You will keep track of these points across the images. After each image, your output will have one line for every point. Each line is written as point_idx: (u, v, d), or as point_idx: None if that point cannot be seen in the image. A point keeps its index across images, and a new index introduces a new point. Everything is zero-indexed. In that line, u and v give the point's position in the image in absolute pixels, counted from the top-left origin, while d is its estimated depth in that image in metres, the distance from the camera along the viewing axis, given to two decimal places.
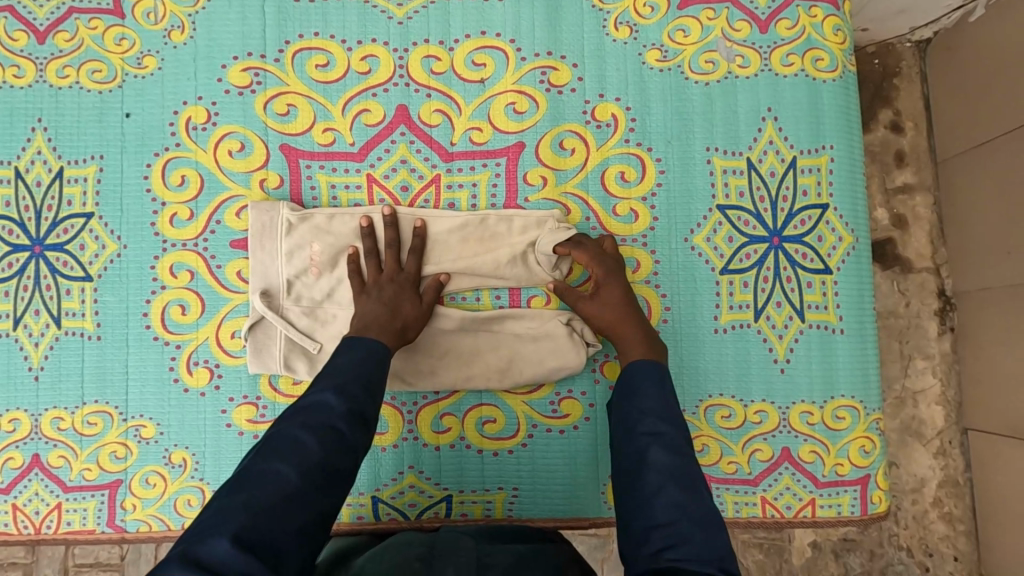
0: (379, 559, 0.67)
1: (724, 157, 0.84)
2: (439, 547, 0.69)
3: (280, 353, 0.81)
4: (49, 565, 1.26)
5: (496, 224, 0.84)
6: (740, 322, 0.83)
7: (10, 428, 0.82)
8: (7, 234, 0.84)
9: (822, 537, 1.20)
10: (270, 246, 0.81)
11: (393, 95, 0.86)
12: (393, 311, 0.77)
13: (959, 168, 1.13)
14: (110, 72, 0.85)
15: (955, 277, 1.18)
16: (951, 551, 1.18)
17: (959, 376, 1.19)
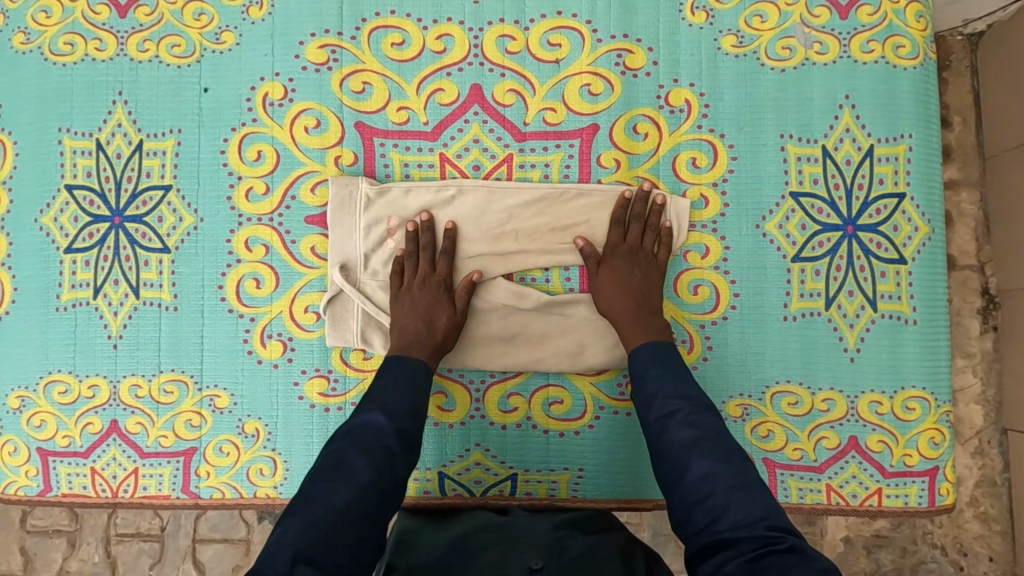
0: (460, 546, 0.70)
1: (798, 145, 0.83)
2: (517, 535, 0.72)
3: (359, 326, 0.83)
4: (94, 532, 1.30)
5: (574, 199, 0.84)
6: (810, 310, 0.82)
7: (89, 394, 0.84)
8: (87, 205, 0.85)
9: (855, 533, 1.20)
10: (348, 219, 0.83)
11: (467, 75, 0.86)
12: (433, 325, 0.79)
13: (1005, 166, 1.12)
14: (188, 46, 0.86)
15: (999, 275, 1.16)
16: (986, 551, 1.18)
17: (1000, 375, 1.17)
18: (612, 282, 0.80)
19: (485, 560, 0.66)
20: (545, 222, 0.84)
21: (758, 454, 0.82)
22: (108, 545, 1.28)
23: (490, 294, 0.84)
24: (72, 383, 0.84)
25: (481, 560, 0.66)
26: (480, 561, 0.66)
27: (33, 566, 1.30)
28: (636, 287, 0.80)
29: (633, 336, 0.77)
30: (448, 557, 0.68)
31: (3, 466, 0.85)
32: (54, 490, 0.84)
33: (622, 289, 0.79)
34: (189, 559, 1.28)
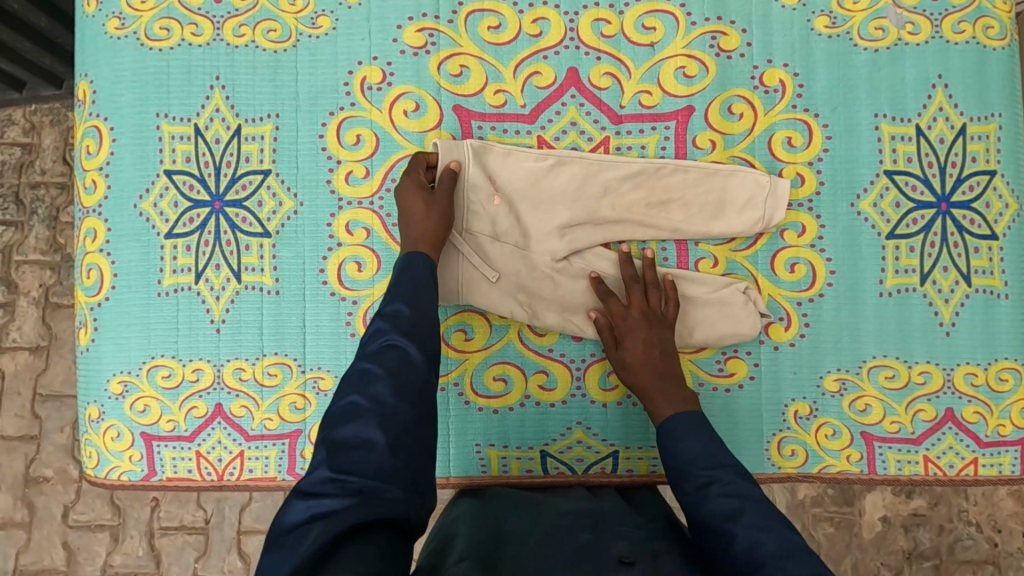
0: (548, 526, 0.69)
1: (893, 124, 0.85)
2: (604, 522, 0.70)
3: (463, 280, 0.84)
4: (136, 526, 1.29)
5: (670, 174, 0.85)
6: (905, 286, 0.85)
7: (193, 378, 0.85)
8: (187, 190, 0.85)
9: (892, 513, 1.31)
10: None
11: (563, 58, 0.87)
12: (421, 222, 0.78)
13: None
14: (284, 31, 0.87)
15: None
16: (1018, 526, 1.31)
17: None
18: (640, 352, 0.79)
19: (573, 543, 0.65)
20: (645, 199, 0.85)
21: (856, 428, 0.85)
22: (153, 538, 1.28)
23: (593, 264, 0.85)
24: (175, 367, 0.85)
25: (568, 541, 0.65)
26: (567, 541, 0.65)
27: (76, 560, 1.29)
28: (655, 363, 0.79)
29: (664, 409, 0.76)
30: (533, 536, 0.67)
31: (106, 451, 0.86)
32: (159, 474, 0.85)
33: (648, 359, 0.79)
34: (234, 551, 1.28)
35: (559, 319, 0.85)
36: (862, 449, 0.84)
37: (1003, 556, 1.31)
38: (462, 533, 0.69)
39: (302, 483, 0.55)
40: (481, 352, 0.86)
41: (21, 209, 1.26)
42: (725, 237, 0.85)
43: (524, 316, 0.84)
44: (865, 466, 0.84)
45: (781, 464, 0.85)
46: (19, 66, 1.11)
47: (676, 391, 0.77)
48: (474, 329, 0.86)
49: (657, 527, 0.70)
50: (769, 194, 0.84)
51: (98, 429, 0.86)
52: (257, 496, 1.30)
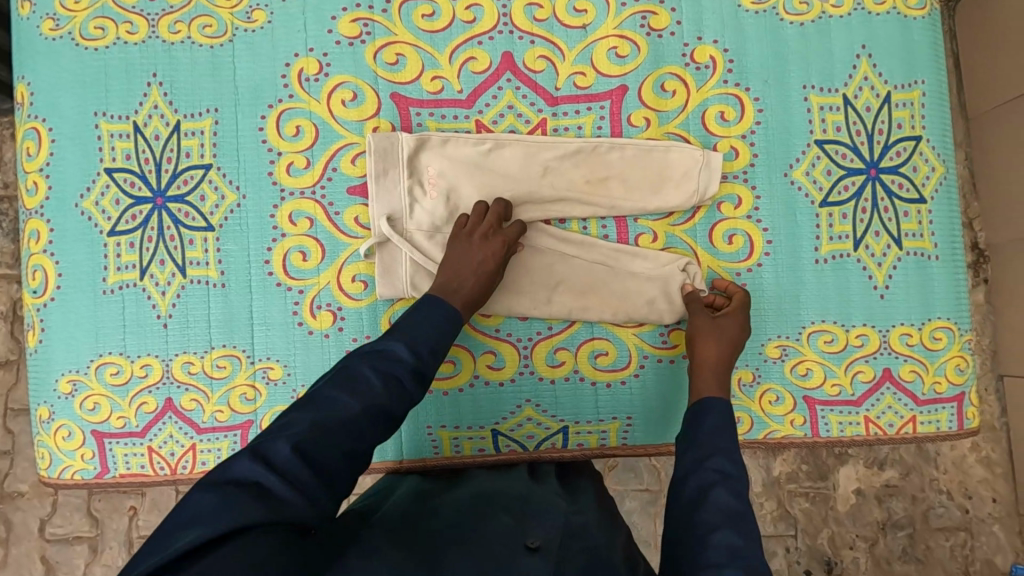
0: (474, 507, 0.70)
1: (821, 95, 0.87)
2: (530, 508, 0.70)
3: (407, 274, 0.85)
4: (115, 537, 1.29)
5: (608, 152, 0.87)
6: (840, 252, 0.86)
7: (142, 373, 0.85)
8: (129, 187, 0.86)
9: (866, 485, 1.30)
10: (392, 172, 0.85)
11: (498, 43, 0.88)
12: (478, 267, 0.79)
13: (990, 124, 1.25)
14: (220, 26, 0.87)
15: (987, 230, 1.30)
16: (990, 493, 1.29)
17: (994, 326, 1.30)
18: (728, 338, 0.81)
19: (492, 525, 0.64)
20: (584, 177, 0.87)
21: (798, 392, 0.86)
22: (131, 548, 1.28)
23: (536, 243, 0.87)
24: (124, 364, 0.85)
25: (487, 524, 0.64)
26: (486, 523, 0.65)
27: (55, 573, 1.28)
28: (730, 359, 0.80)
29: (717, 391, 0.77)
30: (462, 518, 0.67)
31: (58, 451, 0.86)
32: (112, 471, 0.85)
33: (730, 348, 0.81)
34: None
35: (506, 297, 0.86)
36: (805, 413, 0.86)
37: (976, 523, 1.29)
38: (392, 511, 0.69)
39: (264, 444, 0.57)
40: None
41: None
42: (662, 211, 0.87)
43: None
44: (809, 429, 0.86)
45: None
46: None
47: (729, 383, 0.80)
48: None
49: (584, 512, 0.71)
50: (702, 168, 0.85)
51: (49, 429, 0.86)
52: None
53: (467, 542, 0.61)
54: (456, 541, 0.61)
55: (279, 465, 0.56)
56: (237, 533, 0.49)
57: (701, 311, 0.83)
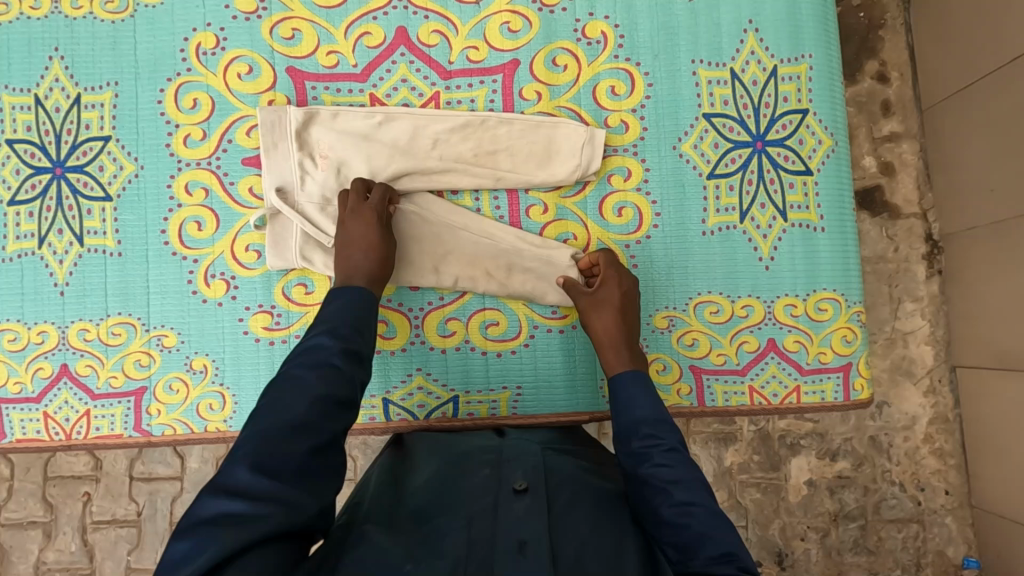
0: (452, 464, 0.72)
1: (709, 69, 0.89)
2: (506, 455, 0.73)
3: (296, 244, 0.85)
4: (69, 522, 1.30)
5: (496, 125, 0.88)
6: (726, 224, 0.87)
7: (38, 340, 0.87)
8: (29, 157, 0.88)
9: (817, 475, 1.29)
10: (281, 143, 0.85)
11: (392, 18, 0.90)
12: (365, 244, 0.79)
13: (941, 115, 1.23)
14: (121, 2, 0.89)
15: (941, 221, 1.28)
16: (942, 484, 1.28)
17: (948, 316, 1.29)
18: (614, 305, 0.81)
19: (472, 482, 0.67)
20: (472, 149, 0.88)
21: (685, 362, 0.87)
22: (85, 533, 1.29)
23: (426, 213, 0.87)
24: (21, 331, 0.87)
25: (467, 482, 0.68)
26: (470, 483, 0.67)
27: (9, 557, 1.31)
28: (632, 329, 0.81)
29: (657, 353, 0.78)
30: (447, 482, 0.68)
31: None
32: (8, 436, 0.87)
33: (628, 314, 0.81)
34: None
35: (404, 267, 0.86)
36: (691, 382, 0.87)
37: (928, 514, 1.28)
38: (374, 483, 0.72)
39: (219, 477, 0.53)
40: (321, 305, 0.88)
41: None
42: (550, 184, 0.88)
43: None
44: (695, 399, 0.86)
45: None
46: None
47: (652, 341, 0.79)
48: (313, 283, 0.88)
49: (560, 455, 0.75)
50: (589, 142, 0.87)
51: None
52: (188, 486, 1.30)
53: (458, 502, 0.64)
54: (442, 502, 0.64)
55: (242, 490, 0.52)
56: (228, 563, 0.48)
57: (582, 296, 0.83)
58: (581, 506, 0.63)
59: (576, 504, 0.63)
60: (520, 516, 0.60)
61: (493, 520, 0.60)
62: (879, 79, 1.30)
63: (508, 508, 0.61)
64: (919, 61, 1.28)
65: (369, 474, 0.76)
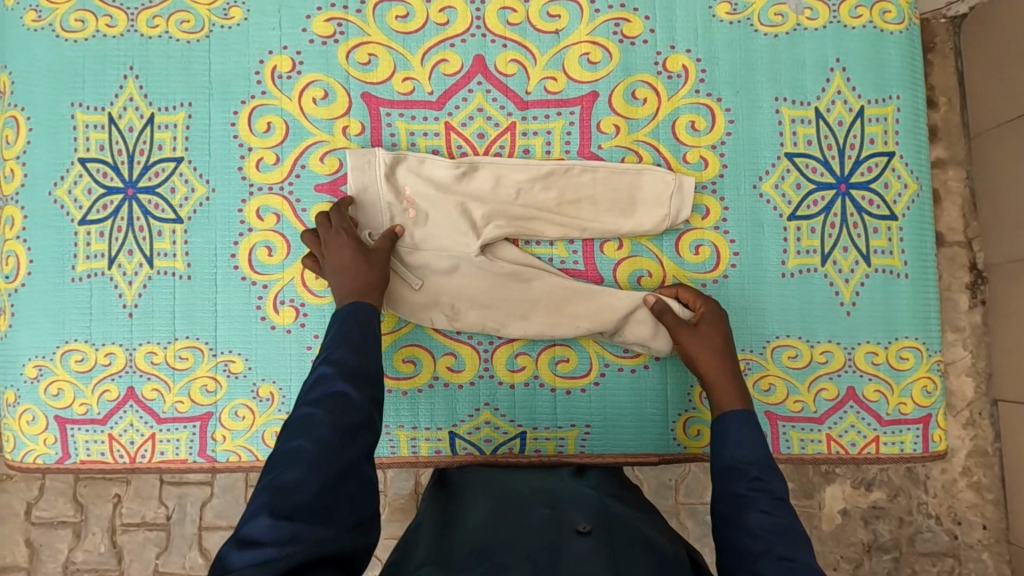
0: (506, 501, 0.71)
1: (792, 107, 0.87)
2: (560, 494, 0.72)
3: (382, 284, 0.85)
4: (98, 523, 1.29)
5: (579, 173, 0.87)
6: (807, 266, 0.86)
7: (106, 362, 0.86)
8: (101, 177, 0.87)
9: (851, 505, 1.26)
10: (371, 185, 0.84)
11: (470, 46, 0.88)
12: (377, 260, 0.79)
13: (988, 143, 1.21)
14: (197, 22, 0.88)
15: (986, 250, 1.25)
16: (979, 519, 1.25)
17: (989, 347, 1.26)
18: (698, 343, 0.79)
19: (529, 519, 0.66)
20: (555, 198, 0.86)
21: (760, 408, 0.85)
22: (114, 535, 1.29)
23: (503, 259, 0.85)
24: (88, 351, 0.86)
25: (524, 518, 0.66)
26: (527, 519, 0.65)
27: (40, 556, 1.30)
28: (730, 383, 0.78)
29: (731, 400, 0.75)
30: (502, 517, 0.67)
31: (22, 435, 0.87)
32: (73, 457, 0.86)
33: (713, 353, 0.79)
34: (195, 547, 1.28)
35: (478, 307, 0.85)
36: (766, 428, 0.85)
37: (963, 549, 1.25)
38: (425, 523, 0.70)
39: (242, 527, 0.53)
40: (389, 335, 0.87)
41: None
42: (635, 234, 0.86)
43: (445, 302, 0.85)
44: (769, 445, 0.85)
45: (686, 443, 0.87)
46: None
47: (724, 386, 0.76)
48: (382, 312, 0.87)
49: (616, 498, 0.73)
50: (676, 190, 0.85)
51: (14, 413, 0.87)
52: (217, 492, 1.30)
53: (514, 538, 0.62)
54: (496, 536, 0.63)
55: (266, 537, 0.51)
56: None
57: (677, 324, 0.80)
58: (640, 549, 0.62)
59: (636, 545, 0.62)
60: (580, 555, 0.59)
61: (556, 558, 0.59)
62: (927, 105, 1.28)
63: (570, 546, 0.60)
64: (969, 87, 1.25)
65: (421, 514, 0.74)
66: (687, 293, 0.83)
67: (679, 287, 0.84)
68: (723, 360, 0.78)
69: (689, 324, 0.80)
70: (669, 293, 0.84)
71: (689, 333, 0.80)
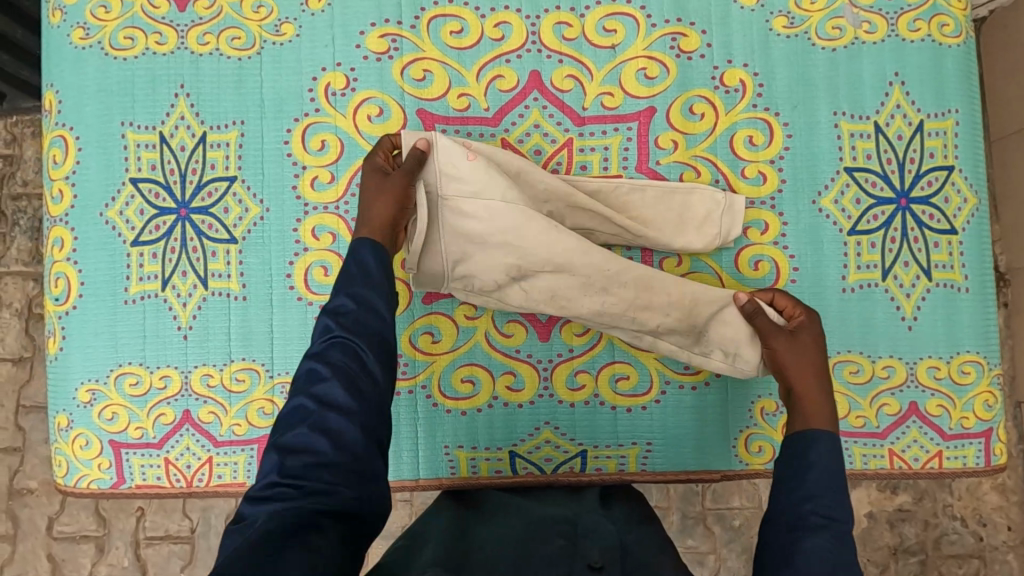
0: (528, 525, 0.71)
1: (851, 121, 0.86)
2: (581, 526, 0.70)
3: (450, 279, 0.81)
4: (121, 536, 1.26)
5: (627, 193, 0.86)
6: (867, 281, 0.85)
7: (161, 385, 0.85)
8: (153, 198, 0.86)
9: (878, 508, 1.26)
10: (448, 181, 0.78)
11: (526, 61, 0.88)
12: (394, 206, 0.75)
13: (1008, 146, 1.21)
14: (248, 39, 0.87)
15: (1008, 253, 1.25)
16: (1004, 521, 1.26)
17: (1013, 350, 1.25)
18: (794, 353, 0.77)
19: (547, 545, 0.65)
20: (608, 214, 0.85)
21: None
22: (137, 548, 1.26)
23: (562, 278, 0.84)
24: (143, 374, 0.85)
25: (543, 544, 0.65)
26: (543, 548, 0.65)
27: (61, 572, 1.26)
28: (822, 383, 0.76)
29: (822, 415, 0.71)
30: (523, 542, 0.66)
31: (75, 459, 0.85)
32: (128, 482, 0.85)
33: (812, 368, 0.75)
34: None
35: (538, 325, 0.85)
36: None
37: (989, 551, 1.26)
38: (438, 530, 0.70)
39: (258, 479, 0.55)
40: (448, 354, 0.86)
41: (4, 221, 1.24)
42: (687, 251, 0.86)
43: None
44: None
45: (748, 460, 0.86)
46: (18, 90, 1.12)
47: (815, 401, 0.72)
48: (441, 331, 0.86)
49: (641, 532, 0.71)
50: (725, 209, 0.85)
51: (67, 437, 0.86)
52: None
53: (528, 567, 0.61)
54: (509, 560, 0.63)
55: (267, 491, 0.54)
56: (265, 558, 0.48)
57: (774, 331, 0.78)
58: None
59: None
60: None
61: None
62: None
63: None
64: (989, 95, 1.25)
65: (434, 517, 0.75)
66: (783, 301, 0.81)
67: (776, 292, 0.82)
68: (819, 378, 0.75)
69: (789, 333, 0.78)
70: (765, 297, 0.82)
71: (787, 341, 0.77)
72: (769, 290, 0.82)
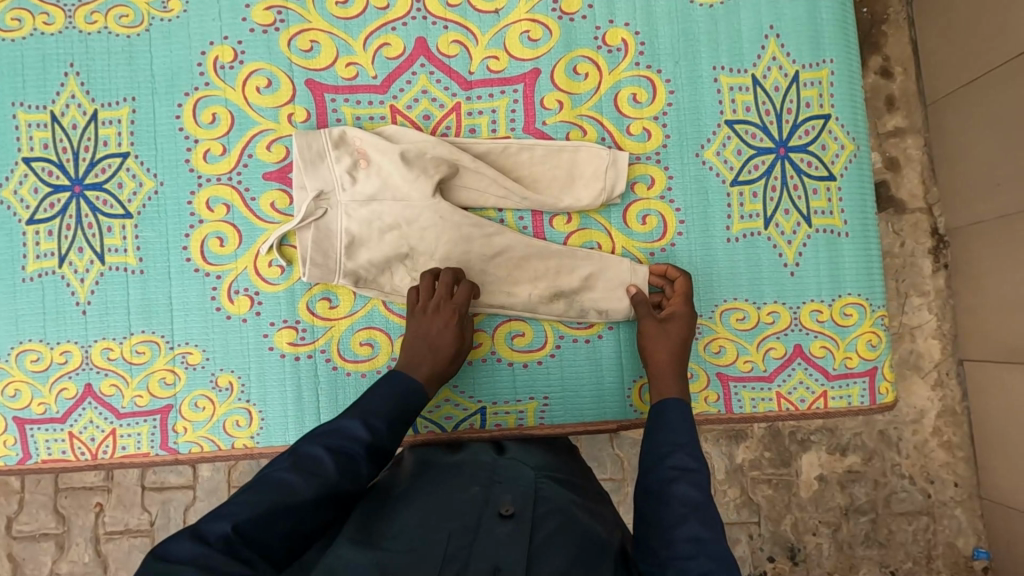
0: (438, 471, 0.71)
1: (730, 75, 0.88)
2: (501, 474, 0.69)
3: (339, 250, 0.85)
4: (82, 533, 1.21)
5: (516, 153, 0.88)
6: (751, 230, 0.88)
7: (61, 360, 0.86)
8: (47, 175, 0.87)
9: (828, 470, 1.21)
10: (319, 172, 0.84)
11: (412, 28, 0.89)
12: (436, 342, 0.79)
13: (948, 109, 1.16)
14: (137, 16, 0.88)
15: (946, 215, 1.21)
16: (951, 477, 1.21)
17: (954, 310, 1.22)
18: (658, 333, 0.81)
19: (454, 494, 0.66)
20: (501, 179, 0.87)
21: (712, 370, 0.87)
22: (97, 544, 1.20)
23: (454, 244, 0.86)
24: (44, 351, 0.86)
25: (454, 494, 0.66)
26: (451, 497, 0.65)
27: (22, 571, 1.21)
28: (682, 353, 0.80)
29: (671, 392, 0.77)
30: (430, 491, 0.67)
31: None
32: (34, 457, 0.86)
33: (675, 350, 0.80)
34: None
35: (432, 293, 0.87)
36: (719, 390, 0.87)
37: (937, 507, 1.21)
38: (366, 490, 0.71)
39: (205, 523, 0.55)
40: (347, 319, 0.88)
41: None
42: (575, 210, 0.88)
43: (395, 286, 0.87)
44: (723, 406, 0.87)
45: (642, 409, 0.88)
46: None
47: (664, 380, 0.78)
48: (338, 297, 0.88)
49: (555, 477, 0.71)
50: (611, 166, 0.86)
51: None
52: (201, 495, 1.21)
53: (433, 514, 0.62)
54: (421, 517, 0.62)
55: (217, 544, 0.53)
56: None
57: (645, 315, 0.83)
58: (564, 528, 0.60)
59: (562, 534, 0.59)
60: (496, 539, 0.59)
61: (472, 542, 0.59)
62: (882, 74, 1.23)
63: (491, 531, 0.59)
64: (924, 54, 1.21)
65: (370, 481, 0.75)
66: (682, 285, 0.84)
67: (669, 265, 0.86)
68: (674, 359, 0.80)
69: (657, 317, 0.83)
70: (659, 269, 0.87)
71: (653, 325, 0.82)
72: (677, 269, 0.86)
